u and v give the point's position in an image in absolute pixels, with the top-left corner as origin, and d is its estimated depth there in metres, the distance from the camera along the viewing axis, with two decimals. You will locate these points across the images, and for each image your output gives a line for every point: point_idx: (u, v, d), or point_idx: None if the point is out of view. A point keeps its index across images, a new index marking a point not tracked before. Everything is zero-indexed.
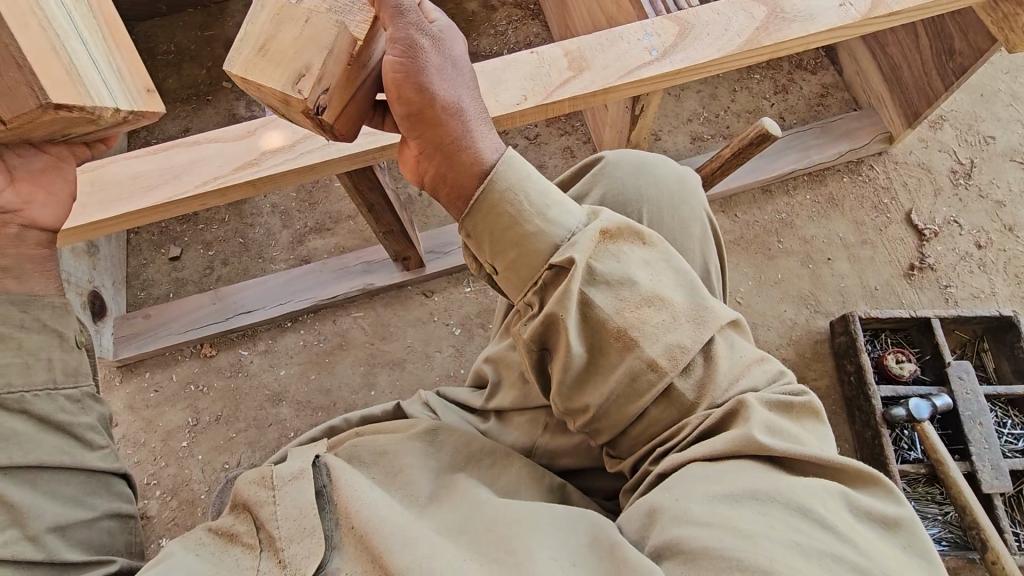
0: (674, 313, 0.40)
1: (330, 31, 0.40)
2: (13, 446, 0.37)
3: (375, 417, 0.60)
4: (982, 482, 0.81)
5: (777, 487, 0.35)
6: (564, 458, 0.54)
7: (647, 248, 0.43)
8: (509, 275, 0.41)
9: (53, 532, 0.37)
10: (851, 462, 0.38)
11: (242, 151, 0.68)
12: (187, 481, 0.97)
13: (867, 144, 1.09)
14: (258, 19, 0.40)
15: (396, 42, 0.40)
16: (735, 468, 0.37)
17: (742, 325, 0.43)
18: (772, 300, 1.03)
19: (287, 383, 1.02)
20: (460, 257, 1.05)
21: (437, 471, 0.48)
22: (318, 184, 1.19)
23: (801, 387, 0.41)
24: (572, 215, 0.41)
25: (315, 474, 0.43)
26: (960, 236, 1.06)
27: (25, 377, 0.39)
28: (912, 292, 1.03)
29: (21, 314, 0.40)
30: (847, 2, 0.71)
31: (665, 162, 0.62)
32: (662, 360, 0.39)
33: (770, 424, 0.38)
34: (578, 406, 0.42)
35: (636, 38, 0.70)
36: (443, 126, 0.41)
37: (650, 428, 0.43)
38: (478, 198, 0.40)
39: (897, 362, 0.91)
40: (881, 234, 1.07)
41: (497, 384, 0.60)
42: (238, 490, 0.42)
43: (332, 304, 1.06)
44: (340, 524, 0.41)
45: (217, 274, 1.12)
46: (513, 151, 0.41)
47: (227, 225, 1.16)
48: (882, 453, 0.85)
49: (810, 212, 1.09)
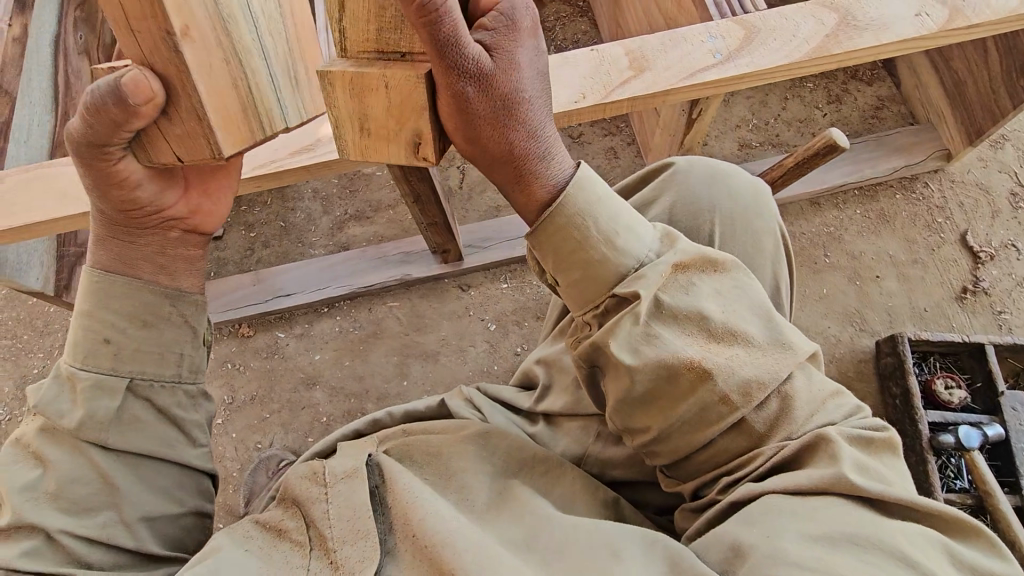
0: (746, 347, 0.41)
1: (413, 91, 0.40)
2: (135, 433, 0.42)
3: (419, 413, 0.63)
4: None
5: (874, 530, 0.35)
6: (615, 468, 0.55)
7: (719, 277, 0.43)
8: (568, 296, 0.44)
9: (142, 523, 0.41)
10: (947, 508, 0.37)
11: (298, 137, 0.69)
12: (219, 457, 0.98)
13: (923, 161, 1.06)
14: (343, 95, 0.43)
15: (448, 89, 0.38)
16: (826, 505, 0.37)
17: (820, 357, 0.43)
18: (815, 315, 1.01)
19: (321, 367, 1.03)
20: (499, 253, 1.05)
21: (492, 476, 0.49)
22: (360, 172, 1.20)
23: (882, 423, 0.41)
24: (642, 247, 0.42)
25: (367, 472, 0.46)
26: (1018, 261, 1.02)
27: (159, 368, 0.43)
28: (963, 315, 0.99)
29: (170, 306, 0.44)
30: (924, 12, 0.68)
31: (738, 172, 0.61)
32: (734, 396, 0.39)
33: (855, 463, 0.38)
34: (640, 426, 0.43)
35: (700, 40, 0.68)
36: (502, 169, 0.41)
37: (716, 457, 0.42)
38: (544, 226, 0.42)
39: (947, 388, 0.88)
40: (933, 254, 1.04)
41: (547, 387, 0.62)
42: (290, 485, 0.46)
43: (369, 293, 1.06)
44: (394, 529, 0.42)
45: (257, 255, 1.14)
46: (577, 184, 0.41)
47: (269, 208, 1.17)
48: (926, 479, 0.82)
49: (860, 227, 1.06)
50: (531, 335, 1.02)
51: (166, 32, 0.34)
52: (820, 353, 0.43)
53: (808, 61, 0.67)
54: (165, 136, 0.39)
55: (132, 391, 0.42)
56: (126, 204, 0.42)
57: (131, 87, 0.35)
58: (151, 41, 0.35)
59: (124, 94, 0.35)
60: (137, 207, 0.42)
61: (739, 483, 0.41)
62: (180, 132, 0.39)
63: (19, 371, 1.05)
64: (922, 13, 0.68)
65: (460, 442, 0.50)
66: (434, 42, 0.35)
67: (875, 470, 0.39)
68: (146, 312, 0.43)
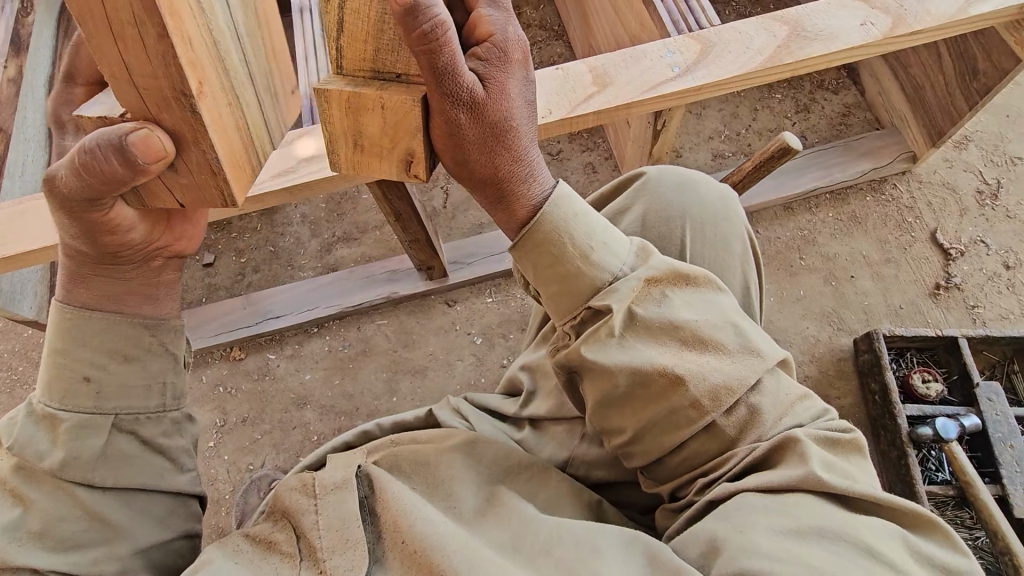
0: (717, 355, 0.43)
1: (406, 112, 0.41)
2: (122, 464, 0.41)
3: (408, 423, 0.62)
4: (1014, 506, 0.79)
5: (840, 525, 0.37)
6: (596, 470, 0.56)
7: (688, 289, 0.45)
8: (546, 304, 0.45)
9: (134, 556, 0.40)
10: (911, 505, 0.39)
11: (281, 158, 0.72)
12: (212, 480, 0.99)
13: (890, 163, 1.10)
14: (334, 113, 0.44)
15: (441, 112, 0.40)
16: (796, 501, 0.38)
17: (790, 363, 0.45)
18: (794, 316, 1.03)
19: (312, 387, 1.05)
20: (483, 269, 1.08)
21: (480, 483, 0.49)
22: (347, 196, 1.23)
23: (848, 424, 0.43)
24: (616, 260, 0.44)
25: (356, 483, 0.44)
26: (988, 256, 1.05)
27: (144, 400, 0.42)
28: (937, 311, 1.02)
29: (151, 337, 0.43)
30: (868, 22, 0.72)
31: (710, 182, 0.64)
32: (704, 400, 0.41)
33: (825, 461, 0.40)
34: (615, 427, 0.45)
35: (658, 56, 0.73)
36: (486, 189, 0.44)
37: (690, 459, 0.44)
38: (523, 242, 0.44)
39: (924, 382, 0.89)
40: (906, 253, 1.06)
41: (532, 392, 0.63)
42: (279, 496, 0.44)
43: (359, 312, 1.09)
44: (383, 538, 0.42)
45: (248, 279, 1.16)
46: (556, 200, 0.43)
47: (259, 233, 1.20)
48: (908, 472, 0.83)
49: (832, 229, 1.09)
50: (516, 347, 1.04)
51: (183, 96, 0.34)
52: (790, 360, 0.46)
53: (761, 71, 0.71)
54: (168, 186, 0.40)
55: (118, 426, 0.41)
56: (114, 246, 0.41)
57: (141, 146, 0.35)
58: (164, 102, 0.34)
59: (130, 153, 0.35)
60: (126, 247, 0.42)
61: (714, 482, 0.42)
62: (186, 183, 0.40)
63: (13, 402, 1.06)
64: (867, 22, 0.72)
65: (445, 451, 0.50)
66: (433, 67, 0.36)
67: (841, 467, 0.40)
68: (128, 346, 0.42)
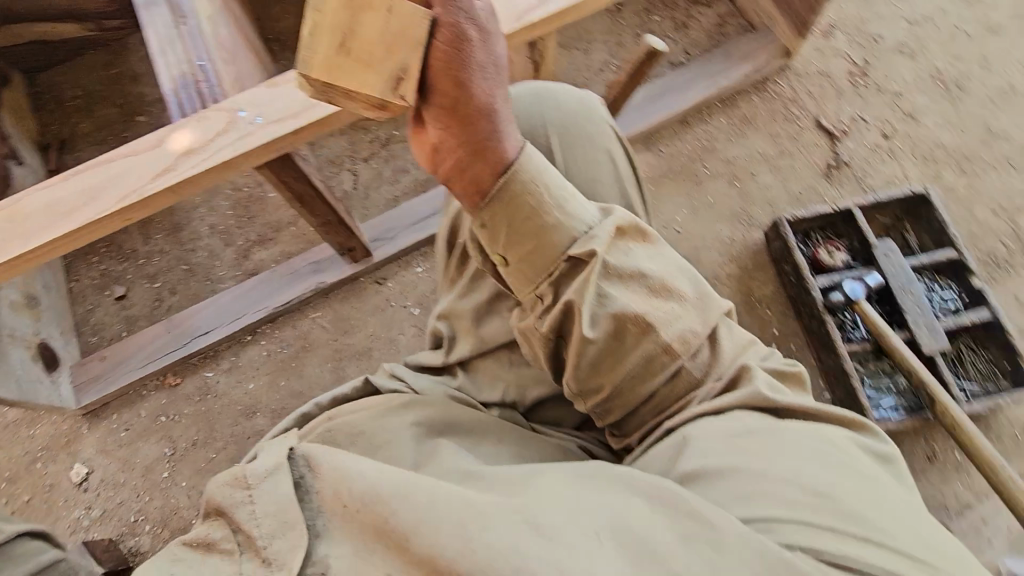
0: (683, 301, 0.46)
1: (415, 20, 0.43)
2: None
3: (345, 396, 0.60)
4: (920, 343, 0.87)
5: (796, 433, 0.43)
6: (532, 390, 0.60)
7: (650, 246, 0.49)
8: (522, 264, 0.46)
9: None
10: (842, 410, 0.46)
11: (160, 160, 0.70)
12: (175, 510, 0.96)
13: (767, 62, 1.15)
14: (331, 12, 0.44)
15: (448, 28, 0.43)
16: (756, 419, 0.44)
17: (734, 314, 0.50)
18: (708, 222, 1.08)
19: (258, 394, 1.02)
20: (405, 240, 1.07)
21: (418, 438, 0.49)
22: (253, 198, 1.19)
23: (791, 359, 0.50)
24: (587, 211, 0.47)
25: (290, 465, 0.39)
26: (868, 130, 1.13)
27: None
28: (832, 189, 1.09)
29: None
30: None
31: (563, 90, 0.65)
32: (675, 344, 0.45)
33: (771, 383, 0.46)
34: (593, 386, 0.47)
35: None
36: (475, 125, 0.45)
37: (655, 407, 0.49)
38: (497, 193, 0.45)
39: (830, 254, 0.97)
40: (797, 142, 1.13)
41: (453, 338, 0.63)
42: (209, 494, 0.39)
43: (289, 310, 1.06)
44: (323, 509, 0.38)
45: (167, 303, 1.11)
46: (529, 151, 0.46)
47: (169, 254, 1.15)
48: (828, 337, 0.90)
49: (726, 133, 1.14)
50: None
51: None
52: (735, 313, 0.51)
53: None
54: None
55: None
56: None
57: None
58: None
59: None
60: None
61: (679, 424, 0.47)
62: None
63: None
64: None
65: (381, 417, 0.50)
66: None
67: (786, 390, 0.47)
68: None
